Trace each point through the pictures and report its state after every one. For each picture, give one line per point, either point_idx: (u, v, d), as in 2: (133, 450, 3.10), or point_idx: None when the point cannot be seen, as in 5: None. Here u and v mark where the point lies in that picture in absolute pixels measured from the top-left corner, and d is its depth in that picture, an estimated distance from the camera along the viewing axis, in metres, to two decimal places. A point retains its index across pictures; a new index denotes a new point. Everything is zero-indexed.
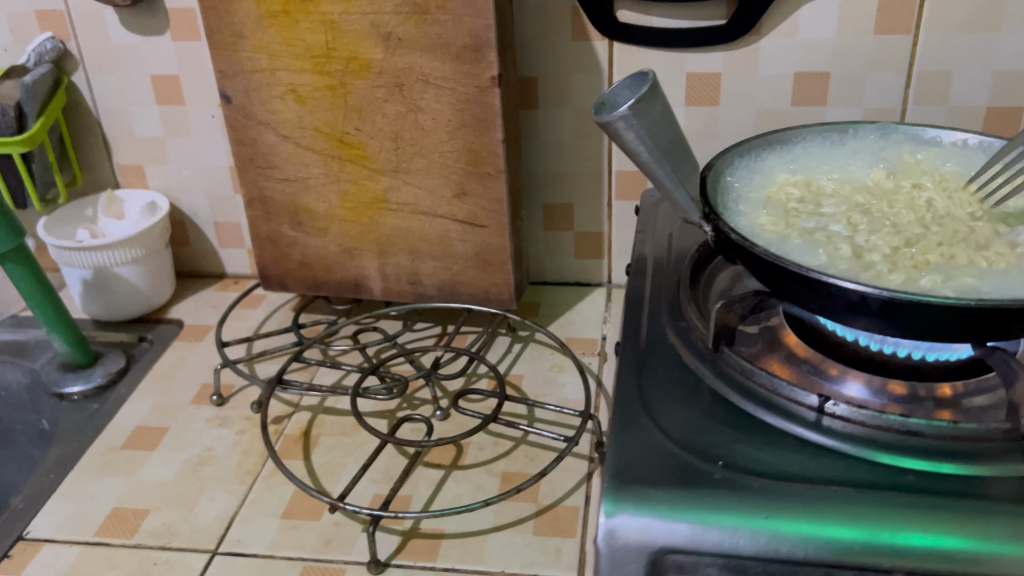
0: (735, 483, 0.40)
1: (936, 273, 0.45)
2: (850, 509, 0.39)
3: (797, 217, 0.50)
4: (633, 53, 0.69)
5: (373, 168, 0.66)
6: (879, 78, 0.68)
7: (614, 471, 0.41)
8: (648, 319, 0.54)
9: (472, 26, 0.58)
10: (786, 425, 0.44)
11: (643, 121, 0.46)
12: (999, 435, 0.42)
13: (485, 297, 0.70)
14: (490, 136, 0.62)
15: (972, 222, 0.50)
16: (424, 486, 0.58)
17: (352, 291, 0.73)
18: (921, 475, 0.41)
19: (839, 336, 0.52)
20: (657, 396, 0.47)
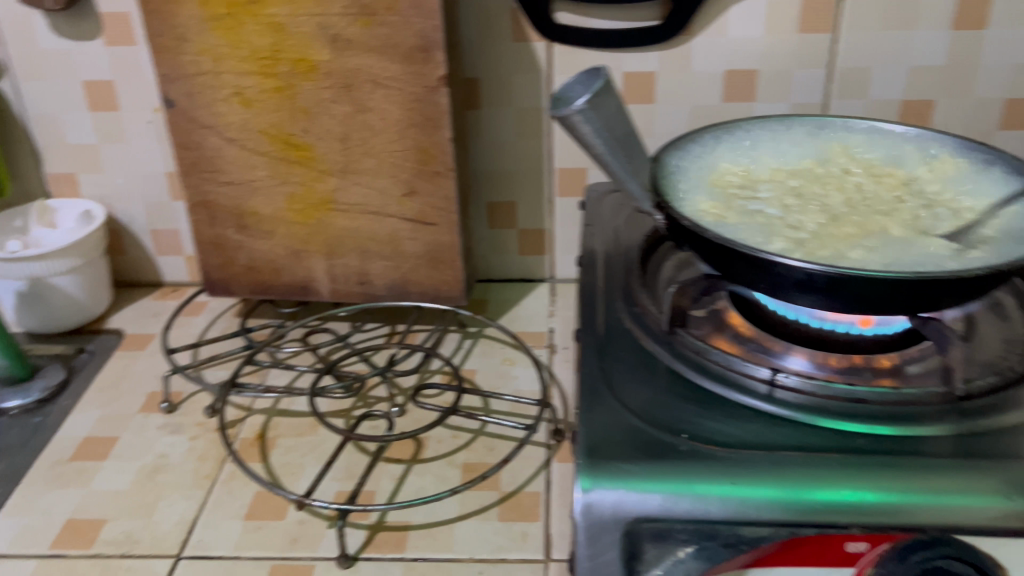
0: (702, 452, 0.43)
1: (871, 252, 0.48)
2: (810, 472, 0.41)
3: (736, 210, 0.53)
4: (572, 54, 0.71)
5: (321, 169, 0.66)
6: (804, 75, 0.71)
7: (586, 450, 0.43)
8: (604, 306, 0.56)
9: (420, 26, 0.60)
10: (742, 397, 0.47)
11: (597, 114, 0.48)
12: (937, 399, 0.46)
13: (435, 294, 0.71)
14: (438, 135, 0.63)
15: (901, 209, 0.53)
16: (386, 481, 0.59)
17: (300, 294, 0.73)
18: (870, 438, 0.44)
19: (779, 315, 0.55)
20: (619, 376, 0.49)
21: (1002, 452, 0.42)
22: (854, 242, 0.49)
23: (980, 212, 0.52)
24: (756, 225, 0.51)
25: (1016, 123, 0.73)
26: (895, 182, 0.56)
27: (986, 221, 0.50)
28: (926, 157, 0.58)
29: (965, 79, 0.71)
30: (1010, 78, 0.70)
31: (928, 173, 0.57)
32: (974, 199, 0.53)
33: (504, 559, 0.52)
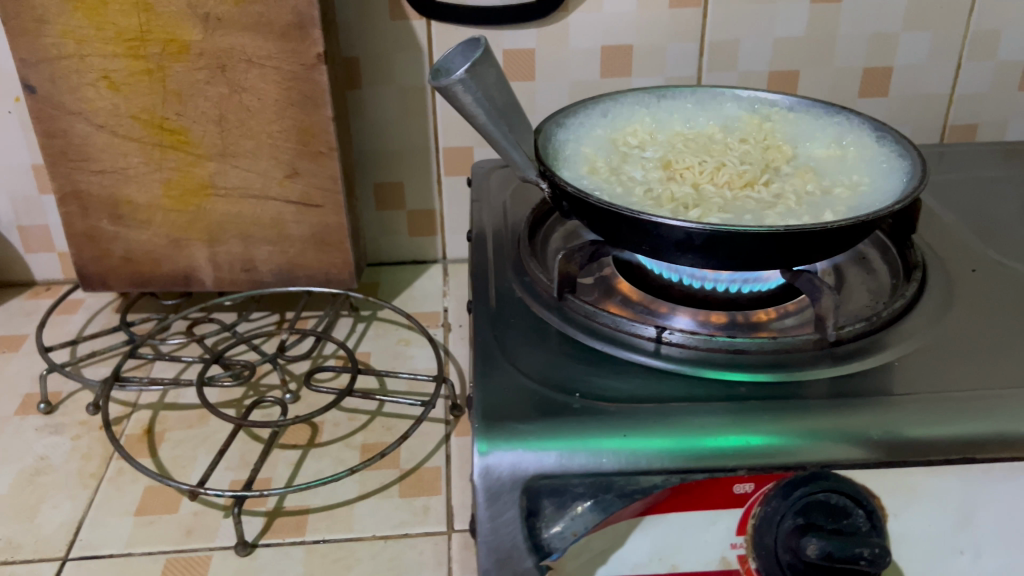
0: (596, 409, 0.44)
1: (745, 215, 0.50)
2: (698, 420, 0.42)
3: (616, 182, 0.54)
4: (451, 32, 0.72)
5: (197, 153, 0.65)
6: (678, 49, 0.74)
7: (482, 413, 0.43)
8: (494, 276, 0.56)
9: (294, 3, 0.59)
10: (631, 355, 0.48)
11: (477, 84, 0.48)
12: (810, 345, 0.48)
13: (324, 277, 0.70)
14: (319, 114, 0.63)
15: (769, 172, 0.55)
16: (282, 467, 0.58)
17: (182, 285, 0.71)
18: (751, 386, 0.46)
19: (664, 279, 0.57)
20: (512, 342, 0.49)
21: (872, 390, 0.45)
22: (729, 204, 0.51)
23: (841, 176, 0.54)
24: (625, 191, 0.53)
25: (873, 91, 0.77)
26: (769, 145, 0.57)
27: (846, 186, 0.53)
28: (822, 132, 0.59)
29: (825, 49, 0.75)
30: (864, 47, 0.75)
31: (817, 146, 0.57)
32: (841, 164, 0.55)
33: (407, 534, 0.52)
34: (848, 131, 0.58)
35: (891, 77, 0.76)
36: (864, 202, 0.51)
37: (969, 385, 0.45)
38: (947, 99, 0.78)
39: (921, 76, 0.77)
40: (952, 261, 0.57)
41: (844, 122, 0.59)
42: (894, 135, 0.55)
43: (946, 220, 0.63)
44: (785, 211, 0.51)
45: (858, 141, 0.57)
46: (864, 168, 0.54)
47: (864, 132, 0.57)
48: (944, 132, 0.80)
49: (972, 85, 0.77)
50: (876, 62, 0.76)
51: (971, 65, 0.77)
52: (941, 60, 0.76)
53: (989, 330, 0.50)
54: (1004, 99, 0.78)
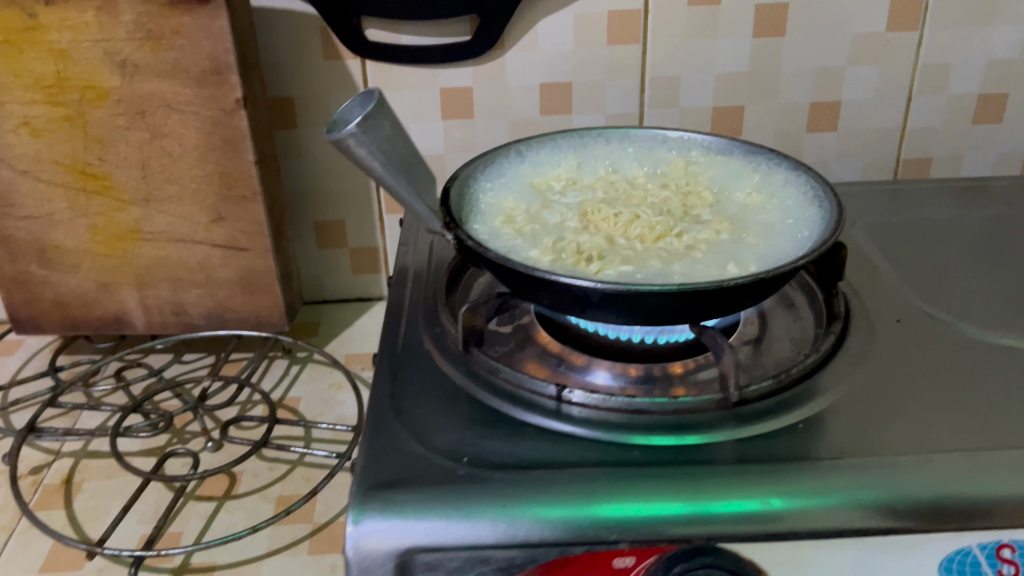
0: (479, 476, 0.42)
1: (650, 269, 0.48)
2: (582, 487, 0.41)
3: (526, 233, 0.53)
4: (386, 71, 0.71)
5: (122, 198, 0.64)
6: (618, 86, 0.73)
7: (362, 480, 0.42)
8: (406, 326, 0.55)
9: (210, 49, 0.58)
10: (528, 416, 0.47)
11: (371, 137, 0.47)
12: (714, 405, 0.47)
13: (254, 321, 0.69)
14: (240, 158, 0.62)
15: (683, 220, 0.53)
16: (195, 521, 0.57)
17: (114, 327, 0.70)
18: (645, 449, 0.45)
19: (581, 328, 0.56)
20: (409, 401, 0.48)
21: (771, 455, 0.44)
22: (637, 256, 0.50)
23: (758, 224, 0.52)
24: (533, 239, 0.52)
25: (821, 126, 0.75)
26: (689, 191, 0.56)
27: (761, 235, 0.51)
28: (749, 176, 0.57)
29: (769, 85, 0.73)
30: (810, 82, 0.73)
31: (741, 190, 0.56)
32: (759, 210, 0.53)
33: None
34: (775, 177, 0.56)
35: (839, 111, 0.75)
36: (776, 252, 0.49)
37: (873, 449, 0.44)
38: (898, 133, 0.76)
39: (871, 110, 0.75)
40: (878, 310, 0.56)
41: (773, 168, 0.57)
42: (818, 181, 0.54)
43: (879, 264, 0.61)
44: (693, 263, 0.49)
45: (784, 187, 0.55)
46: (784, 215, 0.53)
47: (792, 179, 0.56)
48: (897, 166, 0.78)
49: (924, 118, 0.76)
50: (823, 97, 0.74)
51: (921, 99, 0.75)
52: (890, 95, 0.74)
53: (905, 389, 0.49)
54: (958, 133, 0.77)
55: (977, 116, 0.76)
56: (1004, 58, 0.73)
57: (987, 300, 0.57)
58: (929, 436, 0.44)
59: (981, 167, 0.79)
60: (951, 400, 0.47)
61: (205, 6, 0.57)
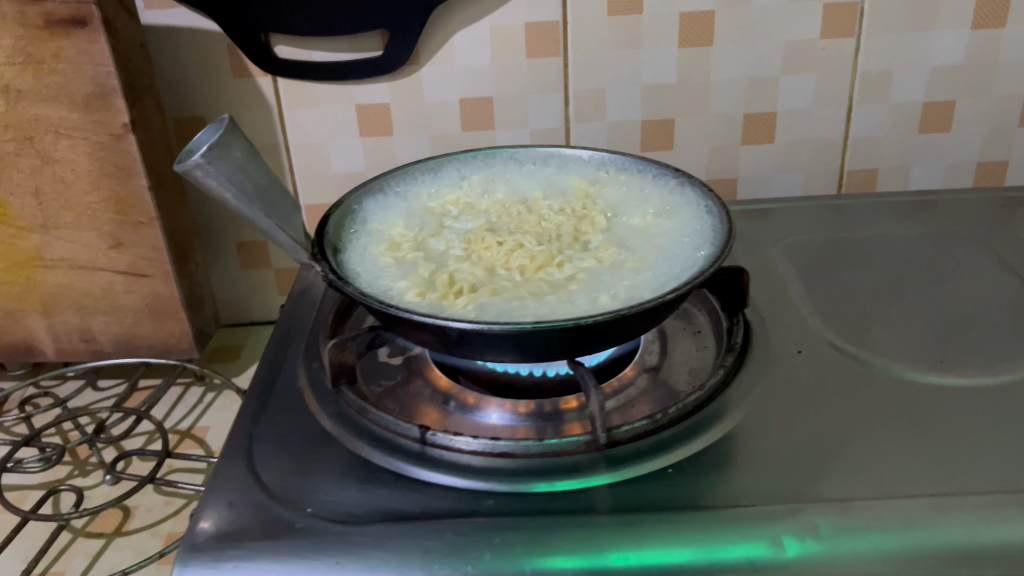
0: (318, 528, 0.40)
1: (517, 303, 0.46)
2: (424, 543, 0.39)
3: (402, 263, 0.50)
4: (298, 88, 0.69)
5: (19, 225, 0.62)
6: (540, 100, 0.70)
7: (195, 532, 0.40)
8: (286, 359, 0.53)
9: (93, 73, 0.56)
10: (387, 459, 0.45)
11: (220, 167, 0.44)
12: (582, 448, 0.45)
13: (164, 347, 0.68)
14: (134, 183, 0.60)
15: (569, 249, 0.51)
16: (79, 559, 0.55)
17: (25, 354, 0.68)
18: (500, 498, 0.43)
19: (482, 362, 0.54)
20: (266, 444, 0.46)
21: (627, 505, 0.42)
22: (508, 290, 0.47)
23: (644, 253, 0.49)
24: (409, 269, 0.50)
25: (756, 138, 0.72)
26: (584, 215, 0.53)
27: (645, 264, 0.48)
28: (651, 194, 0.54)
29: (699, 96, 0.70)
30: (741, 93, 0.70)
31: (640, 211, 0.53)
32: (650, 237, 0.51)
33: None
34: (677, 195, 0.53)
35: (774, 122, 0.72)
36: (656, 281, 0.47)
37: (733, 501, 0.42)
38: (840, 145, 0.73)
39: (809, 121, 0.72)
40: (781, 338, 0.53)
41: (676, 185, 0.54)
42: (714, 199, 0.50)
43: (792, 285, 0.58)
44: (565, 296, 0.46)
45: (683, 207, 0.52)
46: (677, 239, 0.50)
47: (692, 198, 0.52)
48: (841, 179, 0.75)
49: (867, 129, 0.72)
50: (757, 108, 0.71)
51: (863, 108, 0.71)
52: (830, 105, 0.71)
53: (784, 432, 0.47)
54: (903, 144, 0.73)
55: (922, 125, 0.72)
56: (947, 64, 0.69)
57: (901, 323, 0.54)
58: (793, 485, 0.43)
59: (930, 179, 0.75)
60: (830, 444, 0.45)
61: (82, 29, 0.55)
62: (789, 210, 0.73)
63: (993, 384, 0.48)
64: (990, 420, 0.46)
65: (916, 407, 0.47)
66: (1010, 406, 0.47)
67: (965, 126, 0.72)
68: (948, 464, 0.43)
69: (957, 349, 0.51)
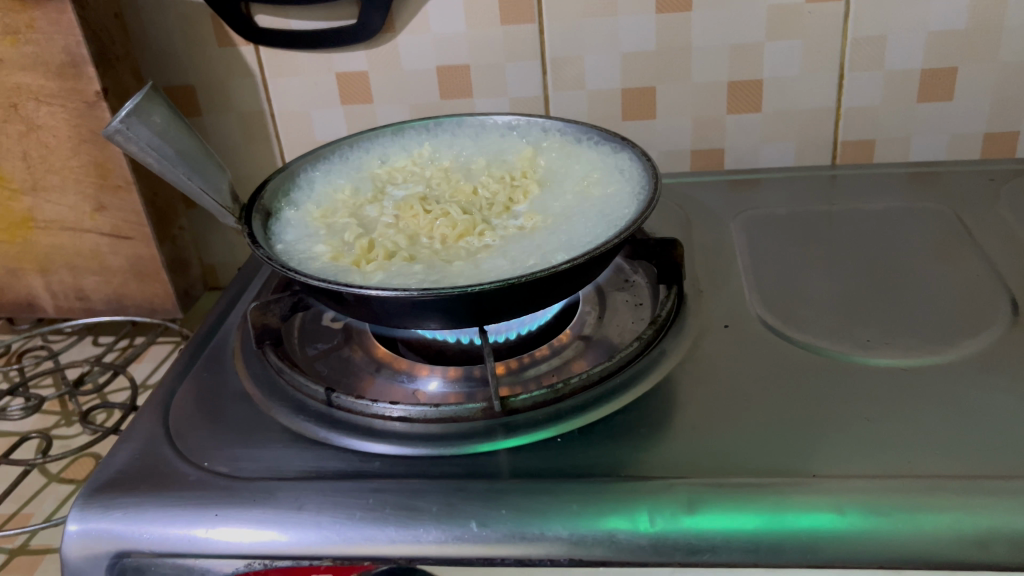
0: (210, 482, 0.42)
1: (425, 268, 0.46)
2: (302, 500, 0.40)
3: (331, 226, 0.51)
4: (279, 57, 0.70)
5: (12, 188, 0.66)
6: (518, 67, 0.69)
7: (94, 481, 0.42)
8: (229, 323, 0.56)
9: (64, 42, 0.59)
10: (292, 418, 0.46)
11: (140, 132, 0.46)
12: (480, 415, 0.45)
13: (152, 307, 0.71)
14: (110, 150, 0.63)
15: (496, 219, 0.51)
16: (48, 503, 0.59)
17: (28, 310, 0.73)
18: (388, 460, 0.43)
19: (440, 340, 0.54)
20: (186, 403, 0.48)
21: (510, 471, 0.42)
22: (423, 256, 0.48)
23: (565, 222, 0.49)
24: (335, 232, 0.51)
25: (742, 106, 0.70)
26: (519, 184, 0.53)
27: (562, 233, 0.48)
28: (592, 162, 0.54)
29: (680, 63, 0.68)
30: (724, 60, 0.68)
31: (576, 179, 0.52)
32: (576, 206, 0.50)
33: None
34: (615, 163, 0.52)
35: (761, 91, 0.69)
36: (567, 250, 0.46)
37: (616, 471, 0.41)
38: (833, 113, 0.70)
39: (798, 89, 0.69)
40: (712, 312, 0.52)
41: (615, 152, 0.53)
42: (645, 166, 0.49)
43: (741, 266, 0.56)
44: (474, 263, 0.46)
45: (618, 175, 0.51)
46: (602, 208, 0.49)
47: (628, 166, 0.52)
48: (835, 150, 0.72)
49: (861, 97, 0.69)
50: (741, 76, 0.69)
51: (857, 76, 0.68)
52: (819, 73, 0.68)
53: (691, 403, 0.46)
54: (901, 114, 0.70)
55: (921, 94, 0.68)
56: (947, 29, 0.65)
57: (844, 301, 0.52)
58: (685, 457, 0.42)
59: (932, 151, 0.72)
60: (736, 421, 0.44)
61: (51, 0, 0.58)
62: (776, 181, 0.71)
63: (921, 364, 0.46)
64: (910, 399, 0.44)
65: (835, 385, 0.45)
66: (937, 387, 0.44)
67: (970, 96, 0.68)
68: (856, 447, 0.41)
69: (893, 328, 0.49)
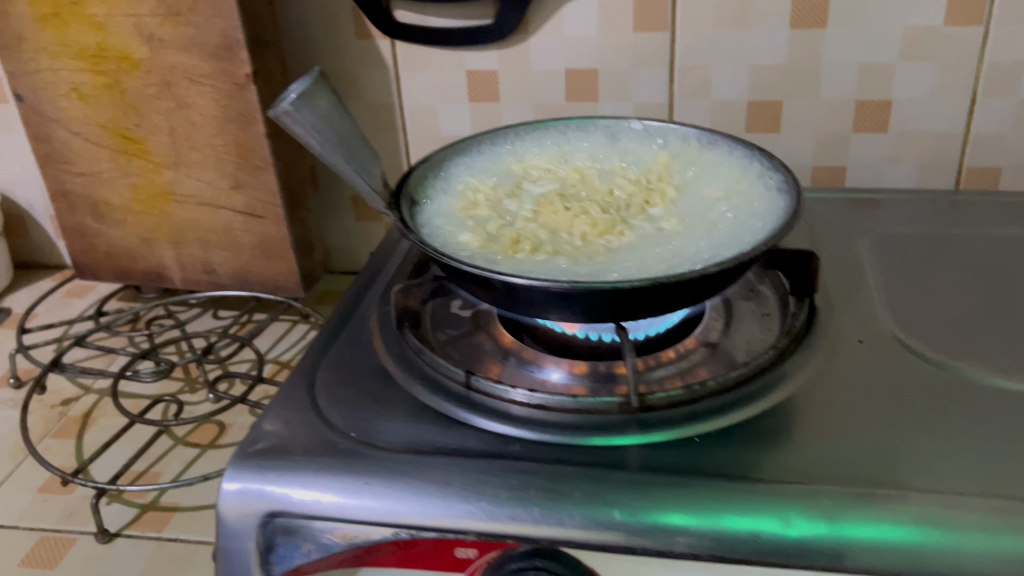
0: (358, 452, 0.44)
1: (571, 263, 0.47)
2: (449, 477, 0.42)
3: (473, 216, 0.53)
4: (413, 52, 0.72)
5: (156, 161, 0.69)
6: (645, 74, 0.70)
7: (248, 443, 0.45)
8: (364, 302, 0.58)
9: (221, 26, 0.62)
10: (432, 398, 0.48)
11: (307, 115, 0.48)
12: (617, 409, 0.46)
13: (275, 285, 0.74)
14: (253, 130, 0.66)
15: (635, 219, 0.52)
16: (175, 463, 0.61)
17: (157, 280, 0.76)
18: (527, 445, 0.45)
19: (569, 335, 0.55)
20: (329, 375, 0.50)
21: (646, 465, 0.43)
22: (567, 251, 0.49)
23: (706, 227, 0.50)
24: (478, 223, 0.52)
25: (868, 125, 0.70)
26: (656, 186, 0.54)
27: (704, 237, 0.49)
28: (729, 170, 0.54)
29: (808, 79, 0.69)
30: (854, 78, 0.68)
31: (713, 186, 0.53)
32: (716, 212, 0.51)
33: None
34: (753, 173, 0.53)
35: (889, 111, 0.69)
36: (711, 253, 0.47)
37: (755, 473, 0.42)
38: (960, 138, 0.70)
39: (926, 111, 0.69)
40: (844, 327, 0.53)
41: (753, 162, 0.54)
42: (788, 178, 0.50)
43: (870, 285, 0.57)
44: (618, 261, 0.48)
45: (756, 185, 0.52)
46: (743, 215, 0.50)
47: (767, 176, 0.52)
48: (960, 174, 0.71)
49: (992, 123, 0.68)
50: (870, 95, 0.69)
51: (989, 101, 0.67)
52: (951, 96, 0.68)
53: (826, 414, 0.46)
54: None
55: None
56: None
57: (979, 326, 0.52)
58: (822, 465, 0.42)
59: None
60: (872, 434, 0.44)
61: None
62: (899, 201, 0.70)
63: None
64: None
65: (973, 407, 0.45)
66: None
67: None
68: (1000, 469, 0.41)
69: None
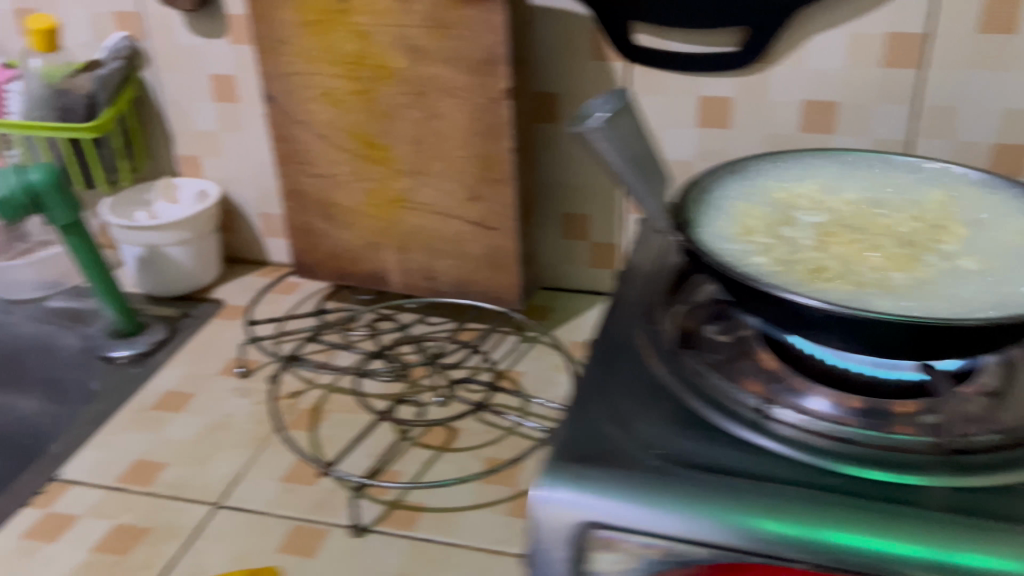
0: (669, 470, 0.44)
1: (883, 296, 0.47)
2: (777, 505, 0.41)
3: (755, 240, 0.53)
4: (649, 75, 0.73)
5: (396, 168, 0.71)
6: (887, 110, 0.70)
7: (560, 455, 0.45)
8: (625, 319, 0.57)
9: (486, 40, 0.64)
10: (729, 423, 0.47)
11: (611, 134, 0.49)
12: (932, 449, 0.44)
13: (494, 295, 0.75)
14: (500, 144, 0.67)
15: (927, 255, 0.51)
16: (413, 463, 0.62)
17: (374, 283, 0.78)
18: (844, 479, 0.43)
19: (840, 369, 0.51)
20: (614, 390, 0.50)
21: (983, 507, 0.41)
22: (869, 282, 0.48)
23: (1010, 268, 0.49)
24: (764, 247, 0.52)
25: None
26: (940, 225, 0.54)
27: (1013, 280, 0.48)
28: (1015, 213, 0.54)
29: None
30: None
31: (1003, 228, 0.52)
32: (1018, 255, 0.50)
33: (501, 551, 0.54)
34: None
35: None
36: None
37: None
38: None
39: None
40: None
41: None
42: None
43: None
44: (927, 296, 0.47)
45: None
46: None
47: None
48: None
49: None
50: None
51: None
52: None
53: None
54: None
55: None
56: None
57: None
58: None
59: None
60: None
61: (486, 1, 0.62)
62: None
63: None
64: None
65: None
66: None
67: None
68: None
69: None
